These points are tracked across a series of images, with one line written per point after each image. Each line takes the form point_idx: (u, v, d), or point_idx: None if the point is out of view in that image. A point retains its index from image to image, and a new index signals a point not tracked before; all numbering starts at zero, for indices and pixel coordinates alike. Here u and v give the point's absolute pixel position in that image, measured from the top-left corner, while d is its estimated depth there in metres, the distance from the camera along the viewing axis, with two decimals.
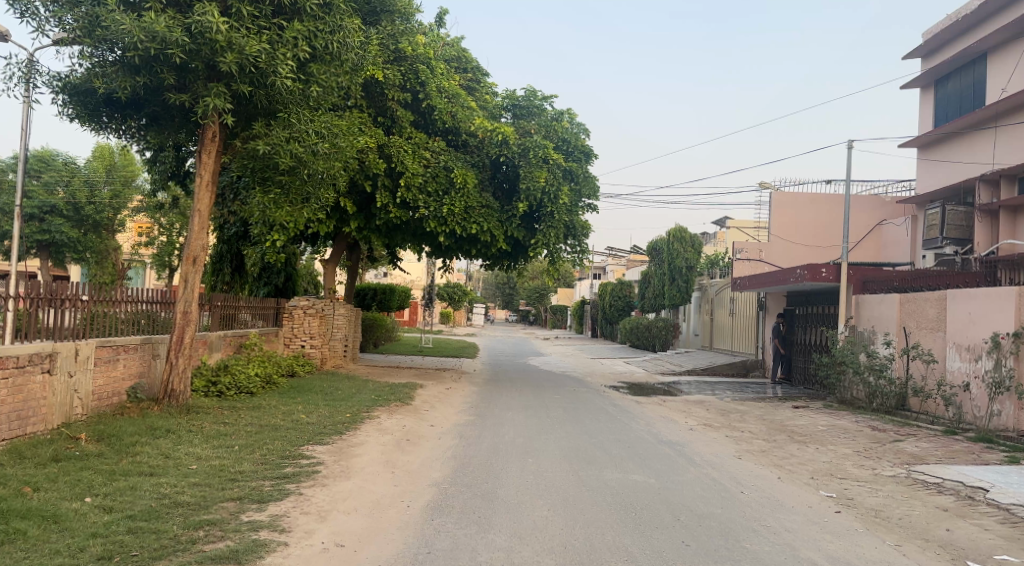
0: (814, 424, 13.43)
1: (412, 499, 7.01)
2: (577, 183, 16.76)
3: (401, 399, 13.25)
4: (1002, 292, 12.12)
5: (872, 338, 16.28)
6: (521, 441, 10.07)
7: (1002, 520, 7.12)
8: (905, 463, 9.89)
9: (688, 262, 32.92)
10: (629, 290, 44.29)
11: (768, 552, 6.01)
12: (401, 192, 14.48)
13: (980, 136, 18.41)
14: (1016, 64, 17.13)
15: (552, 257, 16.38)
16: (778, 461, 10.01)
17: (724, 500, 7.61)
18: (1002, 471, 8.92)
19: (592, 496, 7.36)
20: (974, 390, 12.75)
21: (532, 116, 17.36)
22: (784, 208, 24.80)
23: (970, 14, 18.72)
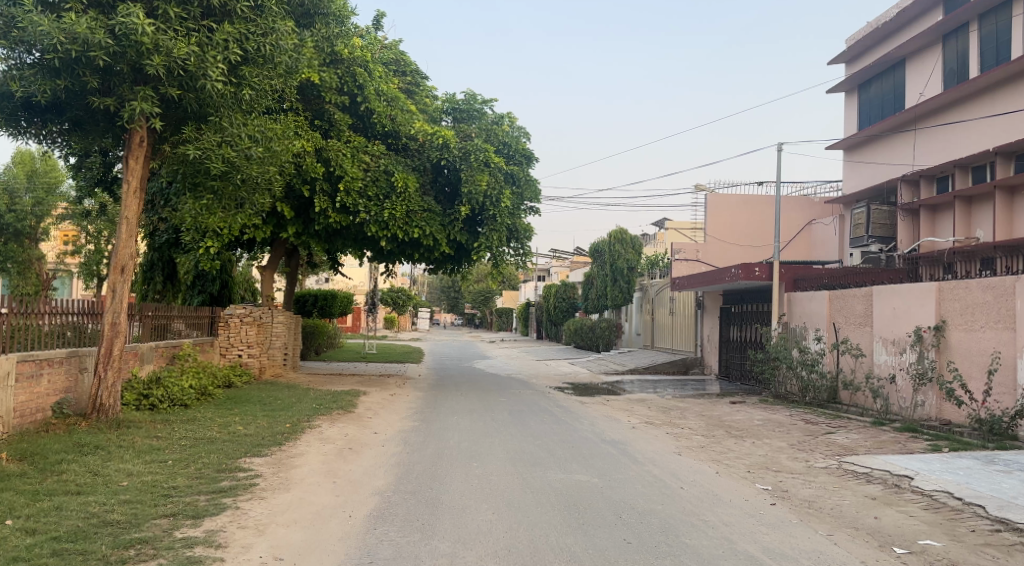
0: (751, 419, 13.79)
1: (354, 509, 6.92)
2: (519, 187, 16.77)
3: (343, 408, 13.04)
4: (923, 287, 12.70)
5: (804, 335, 16.83)
6: (466, 445, 10.05)
7: (926, 507, 7.42)
8: (835, 455, 10.24)
9: (629, 262, 33.41)
10: (573, 291, 44.60)
11: (707, 547, 6.12)
12: (341, 196, 14.24)
13: (900, 139, 19.24)
14: (933, 68, 18.02)
15: (496, 261, 16.38)
16: (716, 456, 10.25)
17: (665, 497, 7.74)
18: (927, 459, 9.32)
19: (536, 498, 7.41)
20: (899, 382, 13.29)
21: (472, 119, 17.35)
22: (719, 210, 25.43)
23: (890, 21, 19.55)
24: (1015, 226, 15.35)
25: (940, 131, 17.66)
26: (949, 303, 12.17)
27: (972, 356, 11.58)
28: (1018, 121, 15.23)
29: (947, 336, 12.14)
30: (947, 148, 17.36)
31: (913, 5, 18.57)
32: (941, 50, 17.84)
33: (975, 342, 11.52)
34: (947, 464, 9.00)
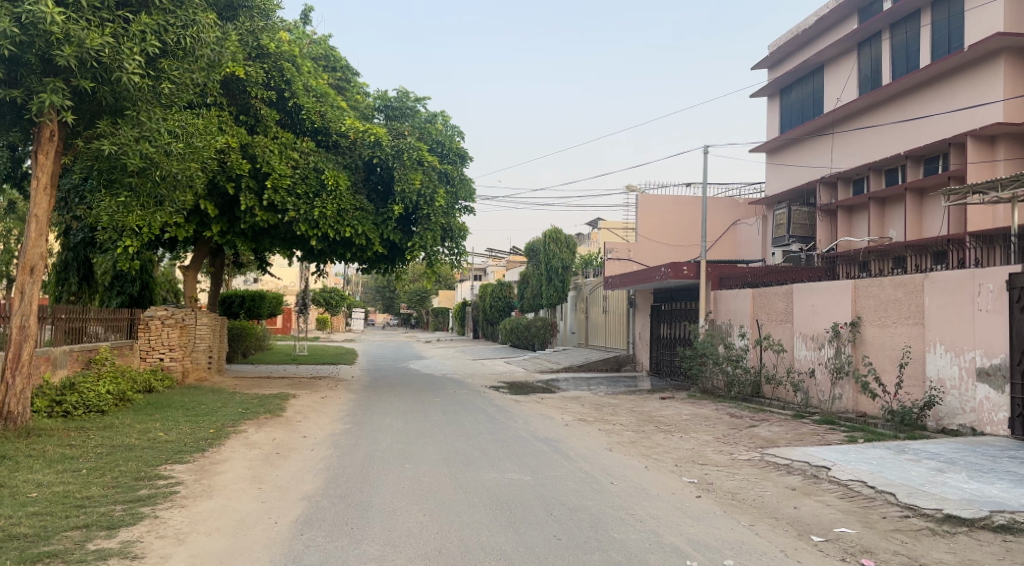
0: (680, 414, 14.11)
1: (280, 515, 6.75)
2: (453, 186, 16.72)
3: (271, 411, 12.72)
4: (840, 284, 13.24)
5: (729, 331, 17.33)
6: (398, 447, 9.95)
7: (841, 496, 7.74)
8: (758, 447, 10.59)
9: (563, 262, 33.70)
10: (508, 290, 44.73)
11: (635, 541, 6.22)
12: (268, 194, 13.88)
13: (819, 143, 20.00)
14: (850, 75, 18.80)
15: (430, 260, 16.24)
16: (646, 451, 10.45)
17: (595, 493, 7.83)
18: (843, 449, 9.71)
19: (468, 498, 7.40)
20: (818, 376, 13.81)
21: (404, 118, 17.15)
22: (650, 210, 25.92)
23: (809, 28, 20.30)
24: (924, 227, 16.16)
25: (855, 136, 18.46)
26: (864, 300, 12.72)
27: (885, 350, 12.14)
28: (927, 126, 16.01)
29: (862, 331, 12.69)
30: (863, 152, 18.13)
31: (831, 13, 19.33)
32: (856, 57, 18.63)
33: (888, 337, 12.08)
34: (861, 454, 9.40)
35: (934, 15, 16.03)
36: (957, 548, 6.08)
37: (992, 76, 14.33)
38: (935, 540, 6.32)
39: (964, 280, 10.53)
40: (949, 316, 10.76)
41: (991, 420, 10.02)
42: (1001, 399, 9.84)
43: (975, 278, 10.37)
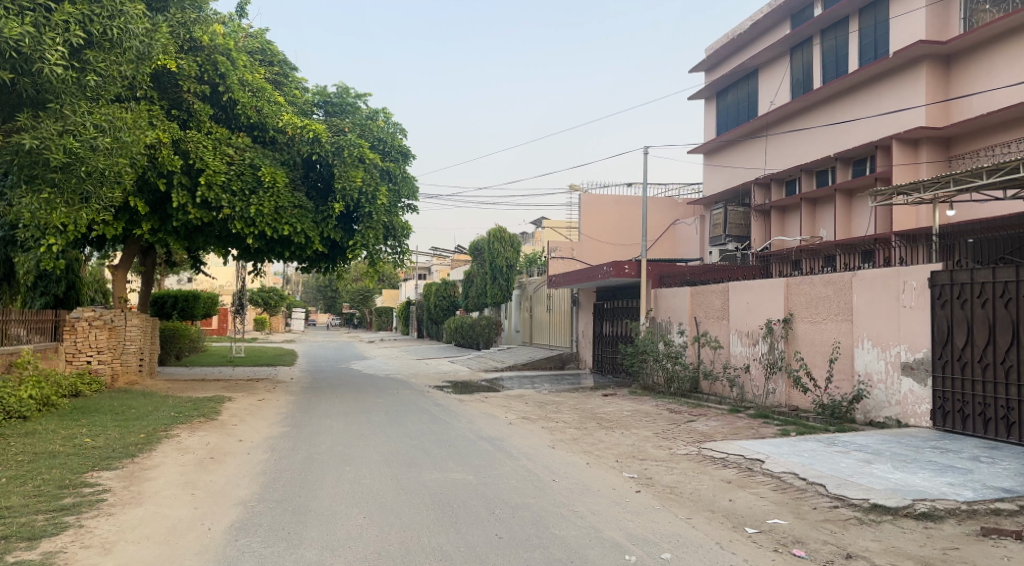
0: (621, 411, 14.28)
1: (214, 521, 6.58)
2: (395, 184, 16.52)
3: (205, 415, 12.37)
4: (774, 282, 13.61)
5: (669, 328, 17.66)
6: (338, 449, 9.80)
7: (774, 488, 7.97)
8: (696, 441, 10.81)
9: (508, 261, 33.62)
10: (452, 290, 44.54)
11: (575, 537, 6.27)
12: (201, 191, 13.51)
13: (753, 145, 20.54)
14: (782, 79, 19.38)
15: (372, 259, 16.02)
16: (587, 448, 10.54)
17: (537, 490, 7.86)
18: (776, 442, 9.99)
19: (410, 498, 7.35)
20: (753, 371, 14.18)
21: (345, 114, 16.86)
22: (592, 210, 26.18)
23: (744, 32, 20.82)
24: (852, 227, 16.76)
25: (787, 139, 19.03)
26: (796, 297, 13.11)
27: (816, 346, 12.56)
28: (855, 129, 16.60)
29: (794, 327, 13.08)
30: (795, 154, 18.69)
31: (764, 19, 19.86)
32: (789, 62, 19.19)
33: (819, 333, 12.49)
34: (793, 446, 9.70)
35: (862, 22, 16.63)
36: (882, 536, 6.32)
37: (915, 82, 14.95)
38: (862, 528, 6.55)
39: (889, 278, 10.96)
40: (875, 313, 11.18)
41: (915, 412, 10.46)
42: (924, 392, 10.29)
43: (899, 276, 10.79)
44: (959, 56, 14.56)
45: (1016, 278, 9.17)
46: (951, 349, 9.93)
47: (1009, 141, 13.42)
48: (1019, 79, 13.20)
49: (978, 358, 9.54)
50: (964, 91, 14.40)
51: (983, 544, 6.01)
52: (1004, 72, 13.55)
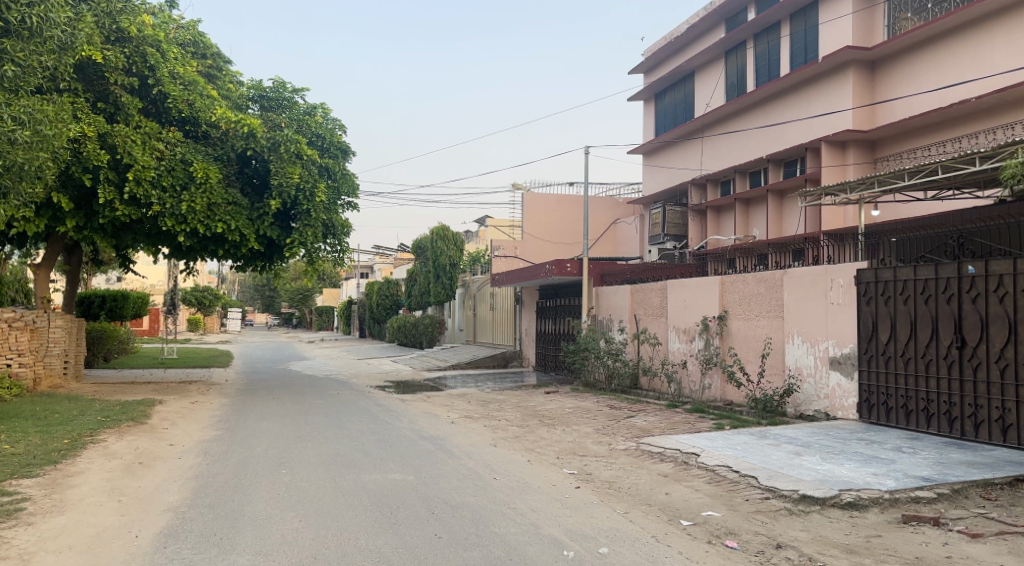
0: (562, 408, 14.39)
1: (142, 527, 6.38)
2: (334, 180, 16.28)
3: (134, 419, 11.94)
4: (709, 280, 13.93)
5: (610, 326, 17.89)
6: (274, 452, 9.59)
7: (709, 481, 8.16)
8: (635, 437, 10.98)
9: (451, 260, 33.27)
10: (396, 288, 44.13)
11: (515, 534, 6.29)
12: (129, 187, 13.04)
13: (690, 146, 20.96)
14: (717, 82, 19.86)
15: (310, 258, 15.72)
16: (529, 445, 10.60)
17: (477, 489, 7.86)
18: (711, 436, 10.23)
19: (348, 500, 7.25)
20: (690, 367, 14.49)
21: (281, 109, 16.46)
22: (534, 208, 26.33)
23: (680, 36, 21.23)
24: (784, 226, 17.27)
25: (722, 140, 19.47)
26: (730, 295, 13.45)
27: (749, 342, 12.91)
28: (786, 132, 17.10)
29: (729, 324, 13.43)
30: (730, 154, 19.12)
31: (700, 23, 20.30)
32: (724, 65, 19.66)
33: (752, 329, 12.83)
34: (728, 440, 9.94)
35: (792, 27, 17.15)
36: (810, 526, 6.53)
37: (843, 85, 15.48)
38: (791, 519, 6.76)
39: (818, 276, 11.34)
40: (805, 310, 11.56)
41: (842, 404, 10.85)
42: (851, 385, 10.67)
43: (828, 274, 11.17)
44: (884, 61, 15.16)
45: (935, 275, 9.58)
46: (876, 344, 10.32)
47: (929, 144, 14.02)
48: (939, 84, 13.83)
49: (900, 352, 9.93)
50: (887, 96, 15.02)
51: (903, 531, 6.27)
52: (923, 78, 14.23)
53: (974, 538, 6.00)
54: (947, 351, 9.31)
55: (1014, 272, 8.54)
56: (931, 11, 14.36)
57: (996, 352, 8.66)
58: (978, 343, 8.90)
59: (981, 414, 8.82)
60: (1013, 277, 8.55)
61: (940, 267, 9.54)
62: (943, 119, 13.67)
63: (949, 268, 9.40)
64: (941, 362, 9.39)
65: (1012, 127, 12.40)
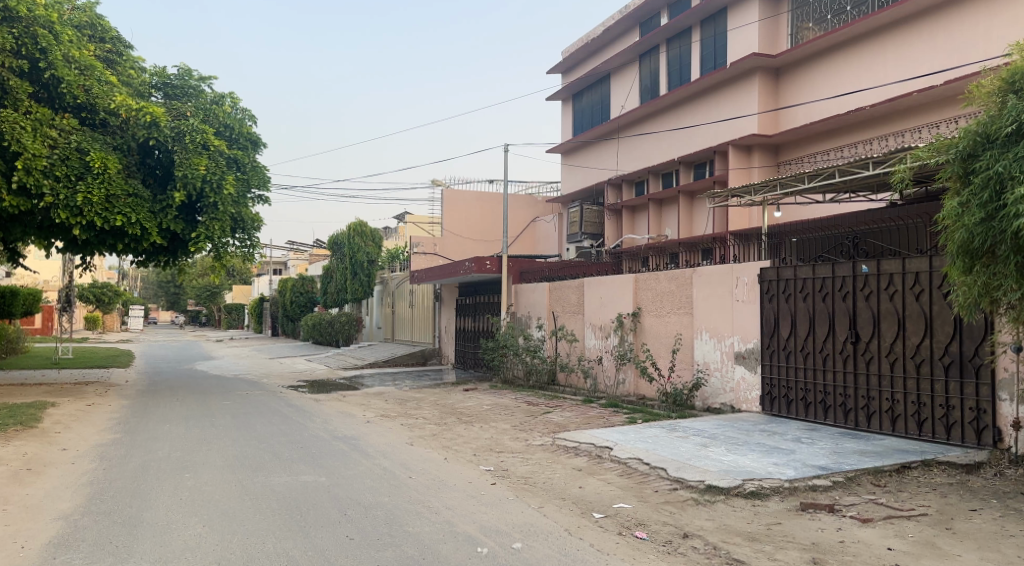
0: (480, 405, 14.41)
1: (28, 538, 5.99)
2: (244, 173, 15.75)
3: (24, 423, 11.22)
4: (624, 278, 14.24)
5: (528, 323, 18.03)
6: (177, 455, 9.19)
7: (621, 474, 8.33)
8: (551, 432, 11.10)
9: (369, 256, 32.82)
10: (311, 285, 43.14)
11: (429, 533, 6.24)
12: (18, 176, 12.24)
13: (605, 147, 21.34)
14: (632, 84, 20.30)
15: (217, 253, 15.13)
16: (445, 443, 10.55)
17: (392, 488, 7.76)
18: (624, 430, 10.44)
19: (255, 503, 7.03)
20: (605, 363, 14.77)
21: (187, 97, 15.80)
22: (453, 205, 26.28)
23: (597, 37, 21.57)
24: (694, 226, 17.81)
25: (637, 142, 19.92)
26: (643, 292, 13.77)
27: (661, 338, 13.26)
28: (696, 135, 17.63)
29: (642, 320, 13.76)
30: (643, 156, 19.59)
31: (615, 25, 20.67)
32: (638, 68, 20.13)
33: (663, 326, 13.19)
34: (639, 433, 10.18)
35: (702, 32, 17.67)
36: (715, 515, 6.75)
37: (749, 91, 16.09)
38: (697, 508, 6.98)
39: (724, 274, 11.75)
40: (713, 307, 11.96)
41: (746, 397, 11.28)
42: (754, 379, 11.10)
43: (733, 272, 11.59)
44: (787, 69, 15.84)
45: (832, 274, 10.06)
46: (778, 340, 10.78)
47: (827, 150, 14.73)
48: (837, 93, 14.56)
49: (800, 347, 10.40)
50: (790, 103, 15.69)
51: (801, 518, 6.57)
52: (823, 86, 14.92)
53: (865, 523, 6.34)
54: (843, 346, 9.80)
55: (902, 271, 9.04)
56: (831, 22, 15.13)
57: (886, 346, 9.18)
58: (871, 338, 9.40)
59: (873, 406, 9.33)
60: (902, 275, 9.05)
61: (836, 266, 10.02)
62: (840, 126, 14.39)
63: (844, 267, 9.88)
64: (837, 356, 9.88)
65: (903, 135, 13.15)
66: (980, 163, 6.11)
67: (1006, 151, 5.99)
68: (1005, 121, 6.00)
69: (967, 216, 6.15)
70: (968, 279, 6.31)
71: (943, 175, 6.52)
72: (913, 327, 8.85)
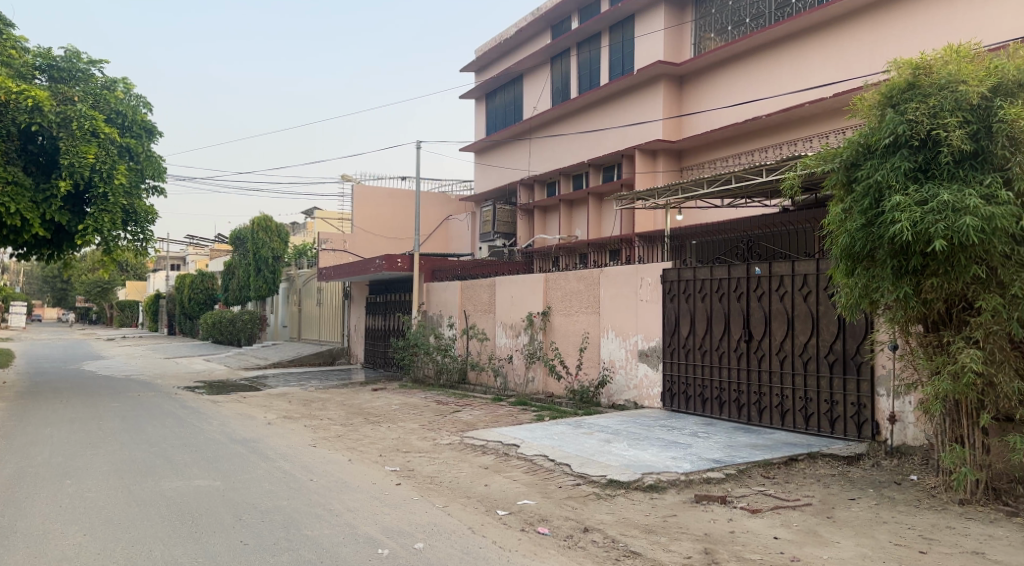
0: (389, 404, 14.22)
1: None
2: (136, 162, 14.97)
3: None
4: (534, 278, 14.36)
5: (440, 322, 17.95)
6: (58, 461, 8.62)
7: (527, 471, 8.40)
8: (459, 431, 11.08)
9: (274, 252, 31.71)
10: (212, 282, 41.50)
11: (328, 536, 6.10)
12: None
13: (517, 147, 21.51)
14: (544, 86, 20.54)
15: (106, 246, 14.35)
16: (351, 444, 10.36)
17: (291, 491, 7.54)
18: (531, 427, 10.54)
19: (143, 510, 6.68)
20: (515, 361, 14.89)
21: (75, 81, 14.83)
22: (364, 202, 25.84)
23: (509, 38, 21.68)
24: (602, 226, 18.17)
25: (548, 143, 20.16)
26: (553, 292, 13.94)
27: (569, 337, 13.47)
28: (604, 139, 17.99)
29: (551, 319, 13.94)
30: (554, 157, 19.84)
31: (527, 27, 20.84)
32: (549, 70, 20.37)
33: (572, 325, 13.41)
34: (546, 430, 10.30)
35: (611, 38, 18.05)
36: (615, 509, 6.91)
37: (654, 97, 16.53)
38: (598, 503, 7.13)
39: (630, 274, 12.05)
40: (619, 306, 12.26)
41: (648, 394, 11.60)
42: (656, 376, 11.44)
43: (638, 272, 11.91)
44: (690, 77, 16.37)
45: (728, 275, 10.46)
46: (678, 338, 11.14)
47: (727, 156, 15.30)
48: (737, 102, 15.15)
49: (698, 345, 10.78)
50: (693, 110, 16.22)
51: (695, 510, 6.80)
52: (724, 95, 15.49)
53: (754, 513, 6.63)
54: (737, 344, 10.22)
55: (792, 273, 9.50)
56: (731, 33, 15.57)
57: (777, 344, 9.63)
58: (763, 337, 9.84)
59: (764, 401, 9.77)
60: (791, 277, 9.51)
61: (732, 268, 10.43)
62: (739, 134, 14.96)
63: (739, 269, 10.30)
64: (732, 354, 10.29)
65: (795, 144, 13.79)
66: (862, 173, 6.49)
67: (884, 161, 6.39)
68: (884, 132, 6.40)
69: (849, 222, 6.51)
70: (850, 281, 6.70)
71: (828, 183, 6.88)
72: (801, 327, 9.32)
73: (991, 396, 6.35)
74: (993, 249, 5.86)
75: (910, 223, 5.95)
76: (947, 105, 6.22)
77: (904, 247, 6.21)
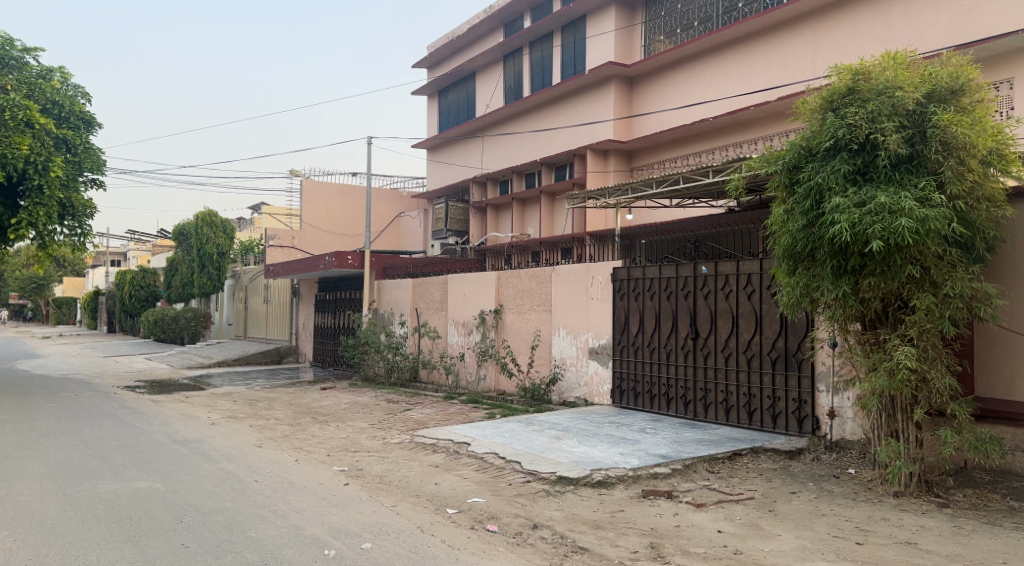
0: (338, 403, 14.03)
1: None
2: (74, 154, 14.46)
3: None
4: (486, 277, 14.32)
5: (391, 320, 17.79)
6: None
7: (477, 468, 8.39)
8: (408, 429, 11.00)
9: (219, 248, 31.00)
10: (154, 278, 40.35)
11: (272, 537, 6.00)
12: None
13: (470, 145, 21.47)
14: (496, 84, 20.54)
15: (41, 241, 13.88)
16: (298, 443, 10.19)
17: (235, 493, 7.38)
18: (482, 425, 10.53)
19: (78, 514, 6.46)
20: (467, 359, 14.86)
21: (8, 68, 14.19)
22: (314, 198, 25.46)
23: (461, 35, 21.61)
24: (554, 225, 18.27)
25: (500, 141, 20.17)
26: (505, 289, 13.95)
27: (521, 334, 13.51)
28: (556, 138, 18.09)
29: (503, 317, 13.94)
30: (506, 155, 19.87)
31: (479, 25, 20.80)
32: (502, 68, 20.38)
33: (524, 323, 13.44)
34: (497, 428, 10.30)
35: (563, 38, 18.15)
36: (564, 505, 6.95)
37: (605, 97, 16.68)
38: (548, 499, 7.17)
39: (581, 273, 12.14)
40: (570, 304, 12.34)
41: (599, 391, 11.71)
42: (606, 373, 11.56)
43: (589, 271, 12.01)
44: (640, 78, 16.57)
45: (675, 274, 10.61)
46: (627, 335, 11.27)
47: (676, 157, 15.54)
48: (686, 103, 15.38)
49: (647, 342, 10.93)
50: (643, 110, 16.42)
51: (642, 505, 6.89)
52: (673, 96, 15.71)
53: (699, 508, 6.74)
54: (684, 342, 10.38)
55: (737, 272, 9.69)
56: (680, 35, 15.79)
57: (722, 342, 9.81)
58: (709, 334, 10.01)
59: (710, 397, 9.94)
60: (736, 276, 9.70)
61: (679, 266, 10.59)
62: (688, 134, 15.20)
63: (687, 268, 10.46)
64: (680, 351, 10.45)
65: (741, 146, 14.09)
66: (803, 174, 6.65)
67: (825, 164, 6.56)
68: (825, 136, 6.58)
69: (791, 223, 6.68)
70: (792, 280, 6.88)
71: (771, 184, 7.04)
72: (745, 324, 9.52)
73: (924, 392, 6.58)
74: (927, 250, 6.09)
75: (849, 224, 6.13)
76: (884, 110, 6.41)
77: (843, 247, 6.39)
